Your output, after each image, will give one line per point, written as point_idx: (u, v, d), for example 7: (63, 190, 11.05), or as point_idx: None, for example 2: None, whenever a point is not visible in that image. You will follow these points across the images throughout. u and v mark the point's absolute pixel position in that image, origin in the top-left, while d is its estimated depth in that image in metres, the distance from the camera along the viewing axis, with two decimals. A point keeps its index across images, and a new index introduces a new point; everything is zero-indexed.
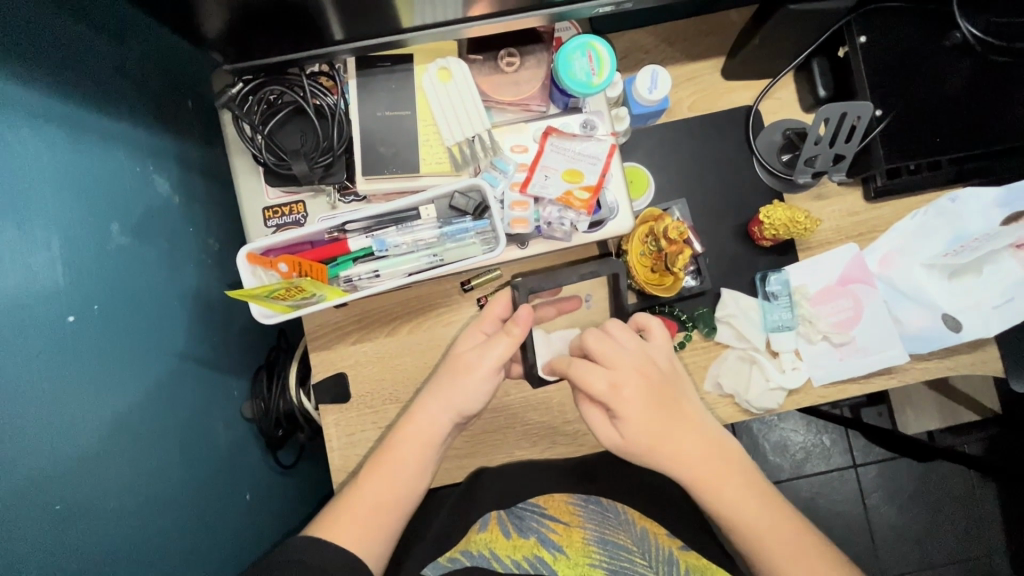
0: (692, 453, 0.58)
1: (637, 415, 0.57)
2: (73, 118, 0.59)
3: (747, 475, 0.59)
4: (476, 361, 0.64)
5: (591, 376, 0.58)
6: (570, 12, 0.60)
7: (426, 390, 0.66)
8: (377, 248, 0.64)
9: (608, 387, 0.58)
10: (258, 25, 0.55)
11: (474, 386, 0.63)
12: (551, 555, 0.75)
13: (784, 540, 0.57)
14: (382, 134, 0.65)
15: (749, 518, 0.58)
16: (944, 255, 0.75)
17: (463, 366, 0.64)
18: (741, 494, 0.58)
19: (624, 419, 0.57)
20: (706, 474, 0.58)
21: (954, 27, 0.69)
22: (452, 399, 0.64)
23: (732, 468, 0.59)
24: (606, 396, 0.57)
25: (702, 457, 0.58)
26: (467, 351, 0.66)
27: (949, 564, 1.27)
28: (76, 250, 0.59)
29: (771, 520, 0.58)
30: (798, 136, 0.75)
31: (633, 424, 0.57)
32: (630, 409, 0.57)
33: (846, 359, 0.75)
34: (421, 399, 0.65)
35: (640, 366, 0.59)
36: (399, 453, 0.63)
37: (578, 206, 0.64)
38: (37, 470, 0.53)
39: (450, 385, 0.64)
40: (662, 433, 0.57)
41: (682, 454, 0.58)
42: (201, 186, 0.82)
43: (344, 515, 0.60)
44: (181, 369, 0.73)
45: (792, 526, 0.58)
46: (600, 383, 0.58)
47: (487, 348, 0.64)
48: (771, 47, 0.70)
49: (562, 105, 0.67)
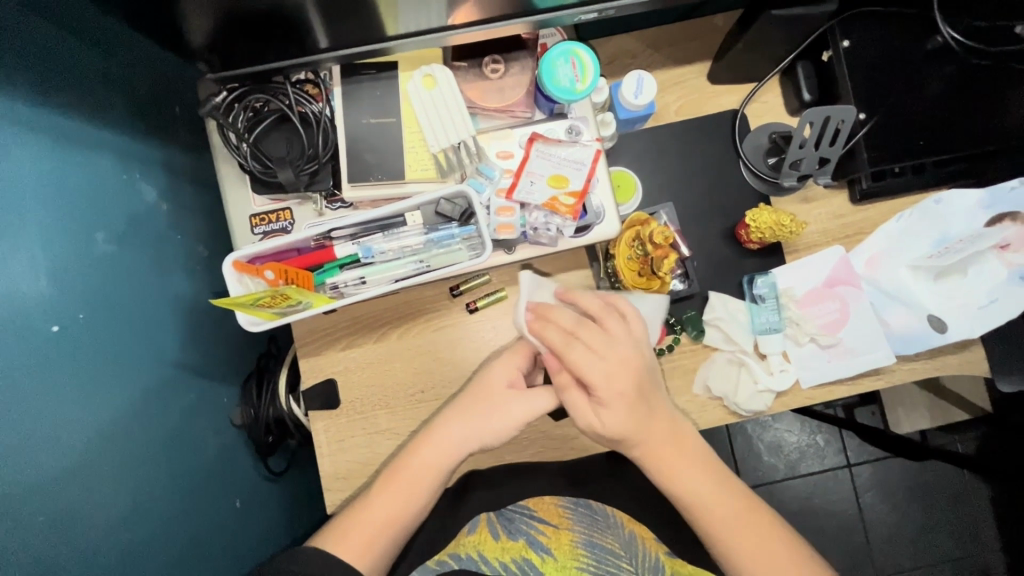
0: (653, 439, 0.62)
1: (618, 406, 0.59)
2: (57, 127, 0.59)
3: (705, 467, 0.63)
4: (513, 401, 0.64)
5: (587, 362, 0.59)
6: (553, 19, 0.60)
7: (453, 417, 0.65)
8: (363, 255, 0.64)
9: (602, 375, 0.59)
10: (241, 35, 0.55)
11: (505, 423, 0.63)
12: (540, 557, 0.74)
13: (738, 531, 0.61)
14: (368, 141, 0.66)
15: (703, 506, 0.61)
16: (929, 256, 0.76)
17: (501, 398, 0.65)
18: (703, 484, 0.62)
19: (607, 406, 0.59)
20: (664, 460, 0.62)
21: (935, 31, 0.70)
22: (483, 428, 0.64)
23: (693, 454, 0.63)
24: (593, 383, 0.59)
25: (659, 445, 0.62)
26: (501, 387, 0.65)
27: (943, 563, 1.27)
28: (63, 260, 0.59)
29: (726, 506, 0.61)
30: (783, 140, 0.75)
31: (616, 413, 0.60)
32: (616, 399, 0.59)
33: (834, 361, 0.75)
34: (446, 423, 0.65)
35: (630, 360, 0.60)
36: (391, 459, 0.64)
37: (563, 212, 0.64)
38: (25, 479, 0.53)
39: (481, 416, 0.64)
40: (638, 422, 0.61)
41: (642, 442, 0.61)
42: (189, 193, 0.82)
43: (339, 534, 0.61)
44: (170, 376, 0.73)
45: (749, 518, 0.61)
46: (593, 372, 0.59)
47: (529, 397, 0.64)
48: (755, 52, 0.70)
49: (547, 110, 0.68)
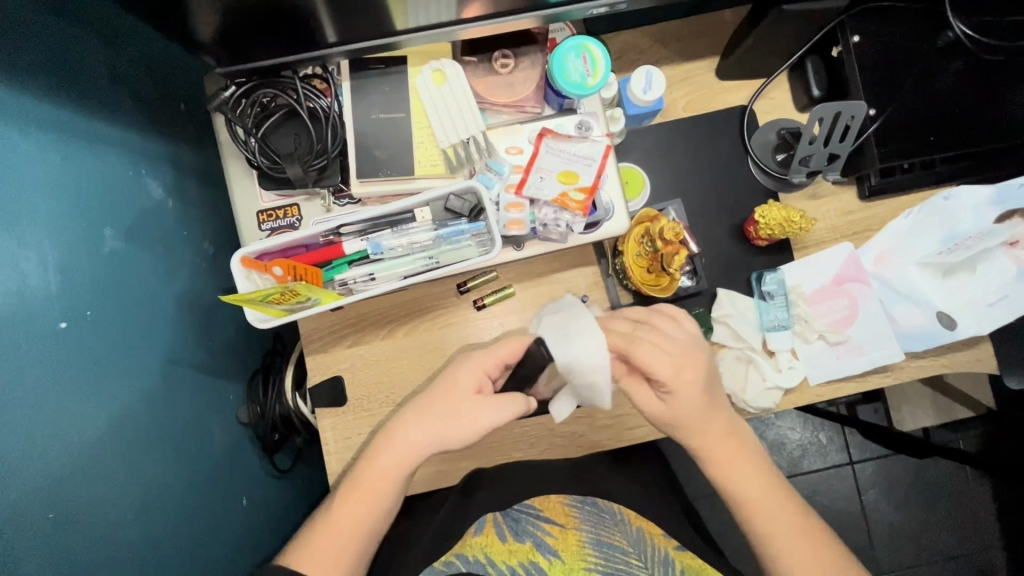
0: (711, 440, 0.62)
1: (687, 403, 0.60)
2: (64, 122, 0.59)
3: (757, 466, 0.63)
4: (478, 408, 0.62)
5: (658, 361, 0.58)
6: (564, 14, 0.60)
7: (412, 418, 0.64)
8: (372, 251, 0.63)
9: (673, 373, 0.58)
10: (250, 29, 0.54)
11: (468, 429, 0.62)
12: (548, 560, 0.74)
13: (788, 526, 0.62)
14: (377, 137, 0.65)
15: (751, 503, 0.62)
16: (939, 253, 0.76)
17: (467, 401, 0.63)
18: (750, 482, 0.62)
19: (675, 395, 0.59)
20: (720, 460, 0.62)
21: (946, 27, 0.70)
22: (441, 429, 0.63)
23: (745, 452, 0.63)
24: (662, 378, 0.58)
25: (716, 441, 0.62)
26: (468, 391, 0.63)
27: (945, 560, 1.27)
28: (69, 256, 0.58)
29: (778, 502, 0.62)
30: (792, 136, 0.75)
31: (685, 407, 0.60)
32: (689, 393, 0.59)
33: (843, 358, 0.75)
34: (407, 424, 0.64)
35: (692, 348, 0.60)
36: (399, 459, 0.63)
37: (573, 207, 0.64)
38: (33, 479, 0.53)
39: (444, 419, 0.63)
40: (704, 411, 0.61)
41: (697, 438, 0.62)
42: (195, 189, 0.82)
43: (322, 543, 0.61)
44: (177, 375, 0.73)
45: (791, 513, 0.62)
46: (663, 370, 0.58)
47: (498, 404, 0.63)
48: (765, 47, 0.70)
49: (556, 106, 0.67)
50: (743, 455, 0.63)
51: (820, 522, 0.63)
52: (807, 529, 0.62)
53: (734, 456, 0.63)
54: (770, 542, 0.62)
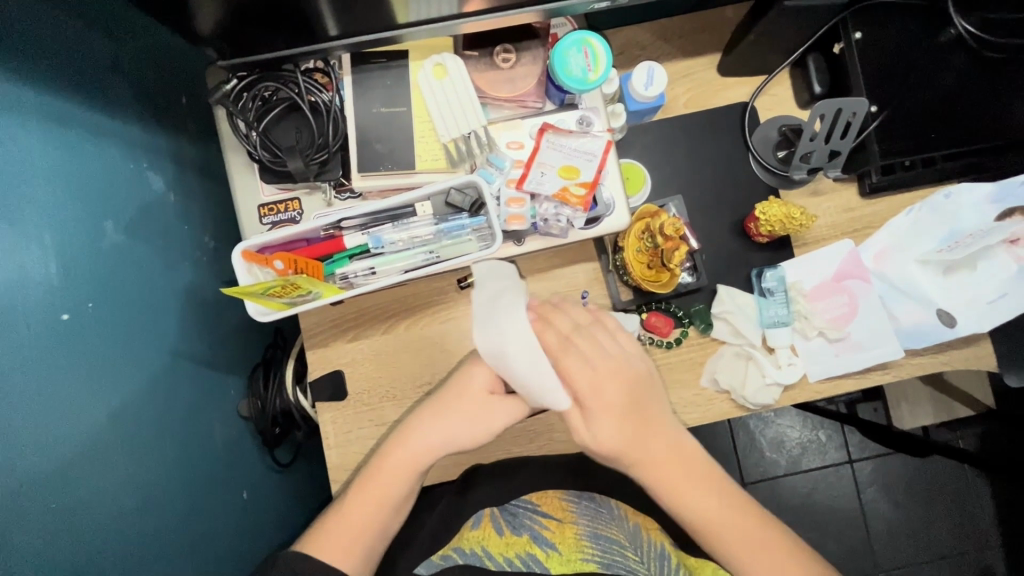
0: (650, 464, 0.61)
1: (611, 436, 0.60)
2: (66, 114, 0.59)
3: (708, 488, 0.61)
4: (491, 410, 0.64)
5: (576, 371, 0.60)
6: (566, 9, 0.60)
7: (425, 411, 0.66)
8: (373, 245, 0.64)
9: (592, 385, 0.60)
10: (252, 22, 0.54)
11: (463, 419, 0.64)
12: (544, 552, 0.74)
13: (746, 543, 0.60)
14: (378, 131, 0.65)
15: (714, 527, 0.60)
16: (939, 251, 0.76)
17: (483, 403, 0.65)
18: (701, 504, 0.61)
19: (596, 421, 0.60)
20: (673, 492, 0.61)
21: (949, 24, 0.70)
22: (457, 430, 0.64)
23: (701, 481, 0.61)
24: (581, 392, 0.60)
25: (661, 468, 0.61)
26: (481, 391, 0.65)
27: (943, 559, 1.28)
28: (71, 248, 0.58)
29: (738, 521, 0.60)
30: (794, 133, 0.75)
31: (609, 428, 0.60)
32: (613, 408, 0.60)
33: (842, 355, 0.75)
34: (416, 420, 0.65)
35: (620, 366, 0.61)
36: (418, 458, 0.64)
37: (574, 203, 0.64)
38: (33, 469, 0.53)
39: (455, 416, 0.64)
40: (634, 435, 0.61)
41: (635, 457, 0.61)
42: (196, 184, 0.82)
43: (323, 531, 0.63)
44: (177, 369, 0.73)
45: (754, 528, 0.60)
46: (582, 384, 0.60)
47: (510, 406, 0.65)
48: (766, 44, 0.70)
49: (558, 101, 0.67)
50: (691, 474, 0.61)
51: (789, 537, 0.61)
52: (768, 547, 0.60)
53: (681, 477, 0.61)
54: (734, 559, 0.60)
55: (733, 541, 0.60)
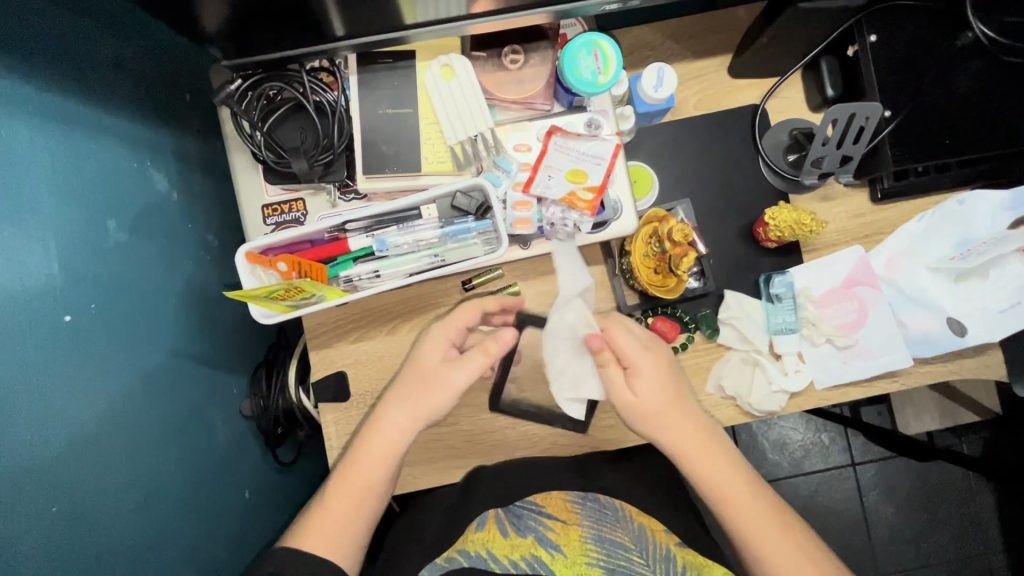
0: (677, 430, 0.64)
1: (649, 396, 0.64)
2: (69, 113, 0.58)
3: (733, 462, 0.64)
4: (446, 369, 0.65)
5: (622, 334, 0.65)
6: (577, 10, 0.59)
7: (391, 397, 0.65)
8: (378, 247, 0.63)
9: (638, 346, 0.65)
10: (258, 20, 0.53)
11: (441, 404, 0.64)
12: (550, 554, 0.73)
13: (760, 524, 0.61)
14: (384, 132, 0.65)
15: (729, 501, 0.62)
16: (951, 258, 0.75)
17: (438, 367, 0.65)
18: (728, 477, 0.63)
19: (640, 377, 0.64)
20: (694, 458, 0.63)
21: (967, 27, 0.68)
22: (421, 404, 0.64)
23: (722, 452, 0.64)
24: (627, 353, 0.65)
25: (688, 437, 0.64)
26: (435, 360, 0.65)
27: (946, 562, 1.27)
28: (73, 249, 0.58)
29: (756, 503, 0.62)
30: (804, 136, 0.74)
31: (649, 384, 0.64)
32: (652, 370, 0.64)
33: (850, 362, 0.74)
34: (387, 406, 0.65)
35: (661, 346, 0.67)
36: None
37: (581, 207, 0.63)
38: (35, 474, 0.53)
39: (417, 392, 0.64)
40: (671, 399, 0.64)
41: (666, 418, 0.64)
42: (199, 181, 0.81)
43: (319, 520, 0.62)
44: (180, 368, 0.73)
45: (770, 515, 0.61)
46: (631, 349, 0.65)
47: (464, 363, 0.65)
48: (780, 46, 0.68)
49: (566, 103, 0.67)
50: (719, 451, 0.64)
51: (804, 533, 0.62)
52: (783, 533, 0.61)
53: (709, 449, 0.63)
54: (745, 539, 0.61)
55: (738, 515, 0.61)
